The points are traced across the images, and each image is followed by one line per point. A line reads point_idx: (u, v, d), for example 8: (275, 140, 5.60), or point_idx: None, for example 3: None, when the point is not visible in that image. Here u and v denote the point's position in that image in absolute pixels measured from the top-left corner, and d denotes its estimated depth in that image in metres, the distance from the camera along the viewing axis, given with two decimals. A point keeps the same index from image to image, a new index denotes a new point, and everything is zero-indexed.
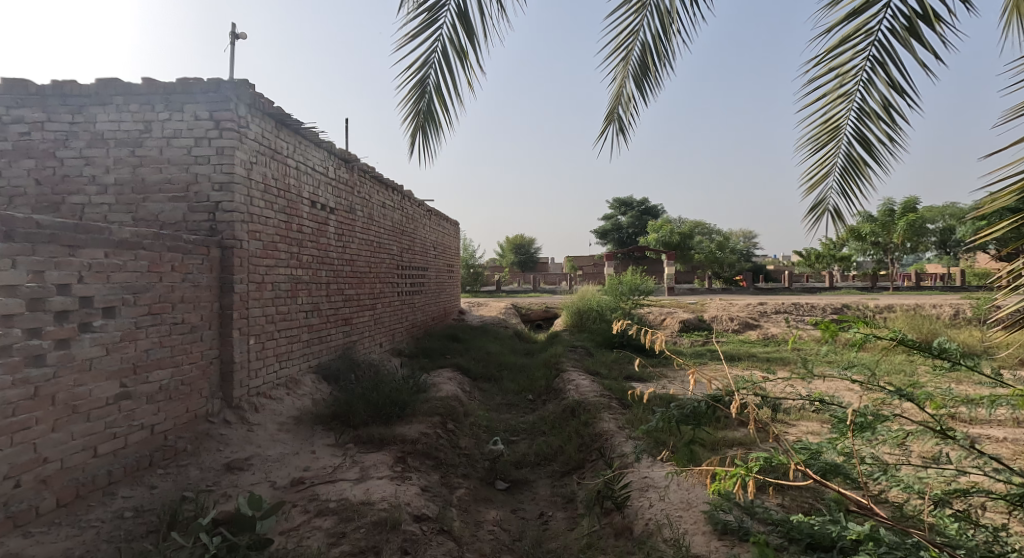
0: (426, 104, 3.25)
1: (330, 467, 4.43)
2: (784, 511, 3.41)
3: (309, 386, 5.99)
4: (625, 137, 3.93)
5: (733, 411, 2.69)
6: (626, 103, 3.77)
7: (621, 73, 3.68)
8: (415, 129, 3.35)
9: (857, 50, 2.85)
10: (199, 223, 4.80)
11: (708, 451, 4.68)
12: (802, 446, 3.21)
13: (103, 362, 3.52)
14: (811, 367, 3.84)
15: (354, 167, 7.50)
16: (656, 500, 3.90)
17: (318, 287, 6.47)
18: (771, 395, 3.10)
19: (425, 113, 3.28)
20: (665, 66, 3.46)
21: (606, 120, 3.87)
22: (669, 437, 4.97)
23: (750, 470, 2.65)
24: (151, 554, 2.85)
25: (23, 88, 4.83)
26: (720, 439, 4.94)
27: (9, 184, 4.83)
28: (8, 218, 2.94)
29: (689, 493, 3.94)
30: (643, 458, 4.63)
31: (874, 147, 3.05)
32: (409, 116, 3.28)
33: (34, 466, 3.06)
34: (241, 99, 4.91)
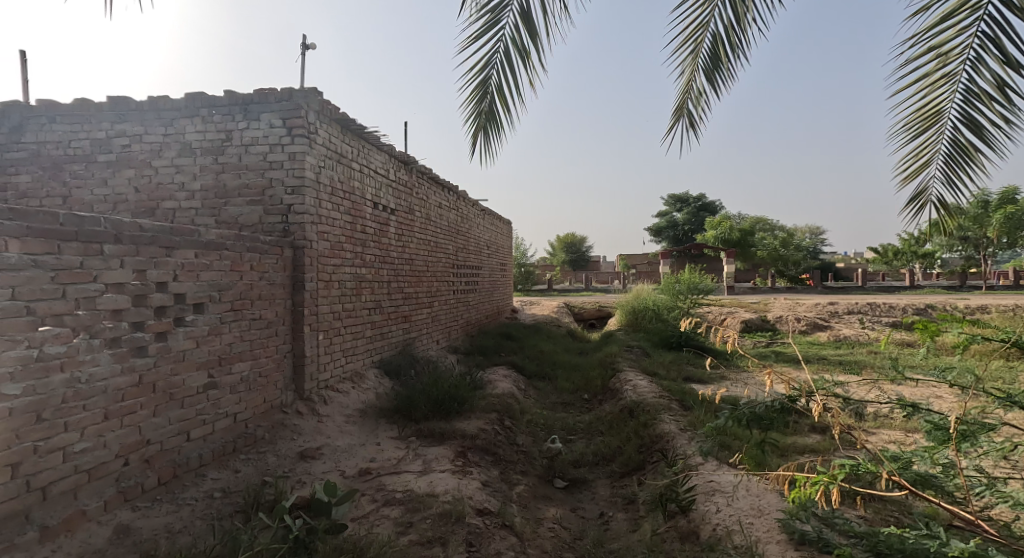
0: (489, 105, 3.32)
1: (394, 459, 4.60)
2: (867, 524, 3.25)
3: (373, 381, 6.24)
4: (695, 131, 3.84)
5: (815, 416, 2.57)
6: (696, 97, 3.70)
7: (691, 67, 3.61)
8: (477, 129, 3.42)
9: (962, 27, 2.68)
10: (274, 225, 5.11)
11: (777, 457, 4.50)
12: (892, 455, 3.04)
13: (194, 354, 3.81)
14: (901, 369, 3.61)
15: (413, 169, 7.73)
16: (723, 505, 3.81)
17: (380, 286, 6.72)
18: (853, 398, 2.94)
19: (487, 114, 3.35)
20: (738, 57, 3.37)
21: (675, 114, 3.79)
22: (735, 441, 4.83)
23: (835, 478, 2.53)
24: (241, 532, 3.07)
25: (124, 105, 5.28)
26: (791, 445, 4.75)
27: (111, 192, 5.29)
28: (119, 222, 3.23)
29: (758, 500, 3.81)
30: (709, 462, 4.51)
31: (985, 130, 2.85)
32: (472, 116, 3.35)
33: (139, 447, 3.34)
34: (312, 106, 5.18)
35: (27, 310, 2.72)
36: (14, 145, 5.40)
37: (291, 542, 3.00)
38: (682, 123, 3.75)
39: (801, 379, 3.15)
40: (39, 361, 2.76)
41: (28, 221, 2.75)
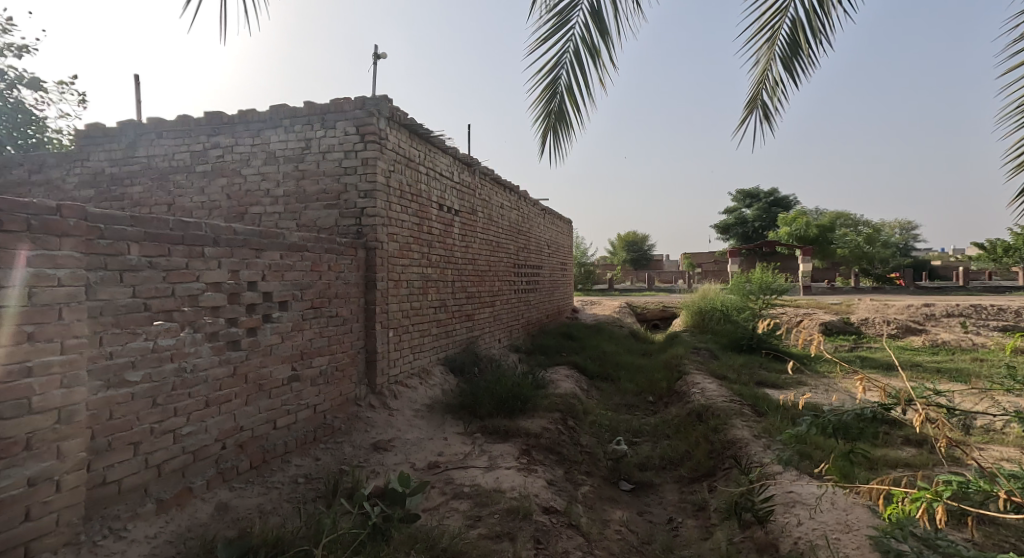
0: (558, 105, 3.36)
1: (461, 454, 4.74)
2: (975, 548, 3.02)
3: (438, 377, 6.43)
4: (770, 123, 3.71)
5: (917, 428, 2.43)
6: (771, 86, 3.57)
7: (766, 56, 3.49)
8: (546, 130, 3.47)
9: None
10: (348, 228, 5.38)
11: (865, 470, 4.25)
12: (1008, 474, 2.80)
13: (280, 348, 4.10)
14: (1016, 379, 3.31)
15: (476, 170, 7.89)
16: (805, 518, 3.66)
17: (445, 286, 6.91)
18: (958, 409, 2.74)
19: (556, 114, 3.39)
20: (820, 42, 3.23)
21: (749, 105, 3.68)
22: (817, 452, 4.61)
23: (940, 496, 2.38)
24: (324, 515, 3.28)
25: (217, 119, 5.73)
26: (883, 458, 4.47)
27: (206, 198, 5.76)
28: (216, 227, 3.52)
29: (843, 515, 3.63)
30: (788, 473, 4.33)
31: None
32: (541, 117, 3.41)
33: (234, 432, 3.64)
34: (383, 113, 5.42)
35: (144, 306, 3.02)
36: (126, 159, 5.99)
37: (370, 528, 3.18)
38: (756, 115, 3.63)
39: (898, 387, 2.98)
40: (154, 352, 3.07)
41: (145, 226, 3.04)
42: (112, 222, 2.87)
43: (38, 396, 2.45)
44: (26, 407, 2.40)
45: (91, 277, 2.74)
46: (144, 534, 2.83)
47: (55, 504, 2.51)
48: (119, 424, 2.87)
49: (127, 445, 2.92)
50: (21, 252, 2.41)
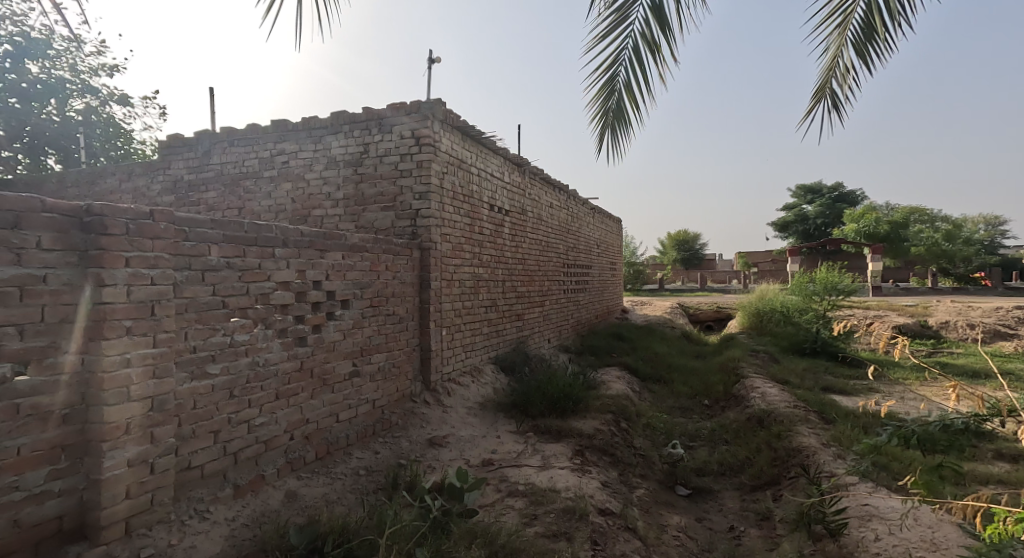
0: (616, 102, 3.34)
1: (514, 452, 4.78)
2: None
3: (490, 375, 6.51)
4: (840, 112, 3.55)
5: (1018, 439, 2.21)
6: (841, 74, 3.42)
7: (837, 42, 3.35)
8: (603, 127, 3.46)
9: None
10: (404, 228, 5.53)
11: (953, 486, 3.98)
12: None
13: (342, 345, 4.27)
14: None
15: (526, 170, 7.92)
16: (883, 533, 3.48)
17: (496, 285, 6.98)
18: None
19: (614, 111, 3.38)
20: (898, 25, 3.07)
21: (817, 95, 3.54)
22: (895, 464, 4.37)
23: None
24: (386, 506, 3.40)
25: (283, 126, 6.01)
26: (972, 474, 4.18)
27: (272, 202, 6.06)
28: (285, 229, 3.71)
29: (929, 533, 3.42)
30: (863, 486, 4.12)
31: None
32: (599, 115, 3.40)
33: (301, 424, 3.82)
34: (437, 116, 5.53)
35: (223, 304, 3.22)
36: (200, 166, 6.39)
37: (431, 522, 3.27)
38: (824, 104, 3.49)
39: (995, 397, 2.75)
40: (231, 346, 3.27)
41: (223, 229, 3.23)
42: (195, 225, 3.08)
43: (135, 386, 2.66)
44: (126, 395, 2.62)
45: (178, 276, 2.94)
46: (224, 517, 3.02)
47: (150, 485, 2.73)
48: (201, 413, 3.07)
49: (208, 434, 3.12)
50: (119, 253, 2.62)
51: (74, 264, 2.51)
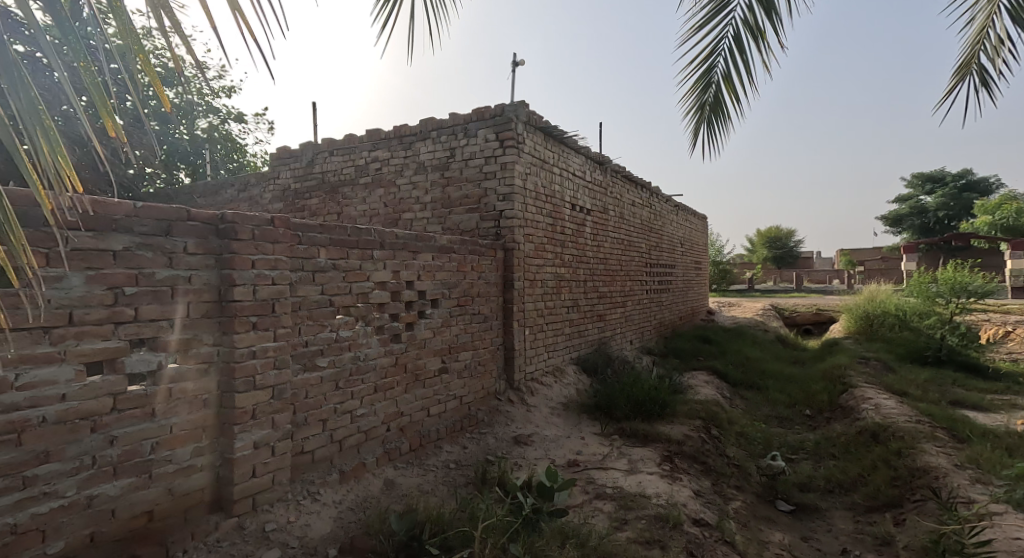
0: (713, 94, 3.23)
1: (600, 455, 4.75)
2: None
3: (572, 376, 6.51)
4: (990, 89, 3.22)
5: None
6: (992, 46, 3.10)
7: (986, 12, 3.04)
8: (699, 122, 3.37)
9: None
10: (488, 230, 5.66)
11: None
12: None
13: (432, 342, 4.44)
14: None
15: (608, 169, 7.83)
16: None
17: (578, 285, 6.95)
18: None
19: (711, 104, 3.27)
20: None
21: (960, 72, 3.23)
22: None
23: None
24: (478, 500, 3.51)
25: (377, 135, 6.35)
26: None
27: (366, 207, 6.41)
28: (383, 232, 3.93)
29: None
30: (1007, 515, 3.69)
31: None
32: (694, 109, 3.31)
33: (396, 417, 4.02)
34: (520, 118, 5.62)
35: (330, 302, 3.47)
36: (303, 175, 6.89)
37: (522, 519, 3.33)
38: (969, 81, 3.18)
39: None
40: (337, 342, 3.52)
41: (330, 233, 3.48)
42: (307, 230, 3.34)
43: (259, 375, 2.93)
44: (252, 383, 2.89)
45: (293, 277, 3.21)
46: (331, 499, 3.25)
47: (271, 466, 2.99)
48: (312, 403, 3.33)
49: (318, 422, 3.37)
50: (247, 257, 2.89)
51: (212, 266, 2.81)
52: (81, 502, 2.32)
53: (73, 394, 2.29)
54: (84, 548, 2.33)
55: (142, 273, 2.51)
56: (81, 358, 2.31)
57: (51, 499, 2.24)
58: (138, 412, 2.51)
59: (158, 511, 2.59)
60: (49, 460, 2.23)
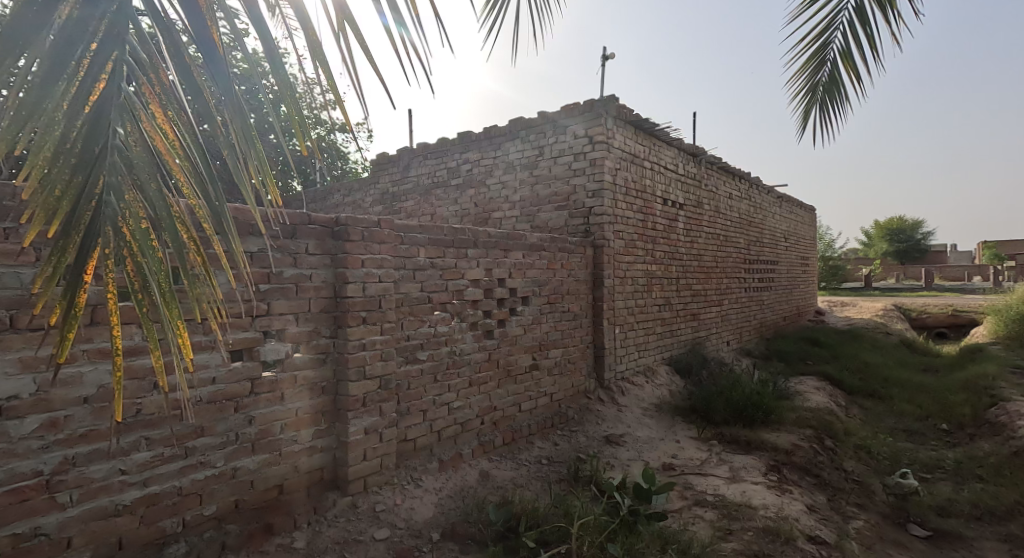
0: (828, 73, 3.03)
1: (698, 460, 4.59)
2: None
3: (665, 377, 6.34)
4: None
5: None
6: None
7: None
8: (811, 103, 3.17)
9: None
10: (578, 227, 5.64)
11: None
12: None
13: (523, 339, 4.51)
14: None
15: (702, 161, 7.53)
16: None
17: (670, 283, 6.75)
18: None
19: (826, 84, 3.07)
20: None
21: None
22: None
23: None
24: (573, 497, 3.52)
25: (468, 137, 6.53)
26: None
27: (457, 207, 6.63)
28: (476, 231, 4.05)
29: None
30: None
31: None
32: (805, 90, 3.13)
33: (490, 411, 4.14)
34: (610, 113, 5.55)
35: (428, 299, 3.63)
36: (399, 179, 7.25)
37: (619, 521, 3.30)
38: None
39: None
40: (435, 337, 3.68)
41: (428, 233, 3.65)
42: (408, 231, 3.52)
43: (368, 366, 3.14)
44: (363, 373, 3.11)
45: (397, 275, 3.40)
46: (432, 486, 3.42)
47: (380, 451, 3.20)
48: (414, 393, 3.51)
49: (419, 412, 3.55)
50: (357, 256, 3.10)
51: (329, 265, 3.04)
52: (228, 472, 2.62)
53: (221, 377, 2.59)
54: (230, 513, 2.63)
55: (273, 272, 2.78)
56: (226, 346, 2.60)
57: (205, 468, 2.54)
58: (270, 396, 2.79)
59: (287, 485, 2.86)
60: (204, 434, 2.54)
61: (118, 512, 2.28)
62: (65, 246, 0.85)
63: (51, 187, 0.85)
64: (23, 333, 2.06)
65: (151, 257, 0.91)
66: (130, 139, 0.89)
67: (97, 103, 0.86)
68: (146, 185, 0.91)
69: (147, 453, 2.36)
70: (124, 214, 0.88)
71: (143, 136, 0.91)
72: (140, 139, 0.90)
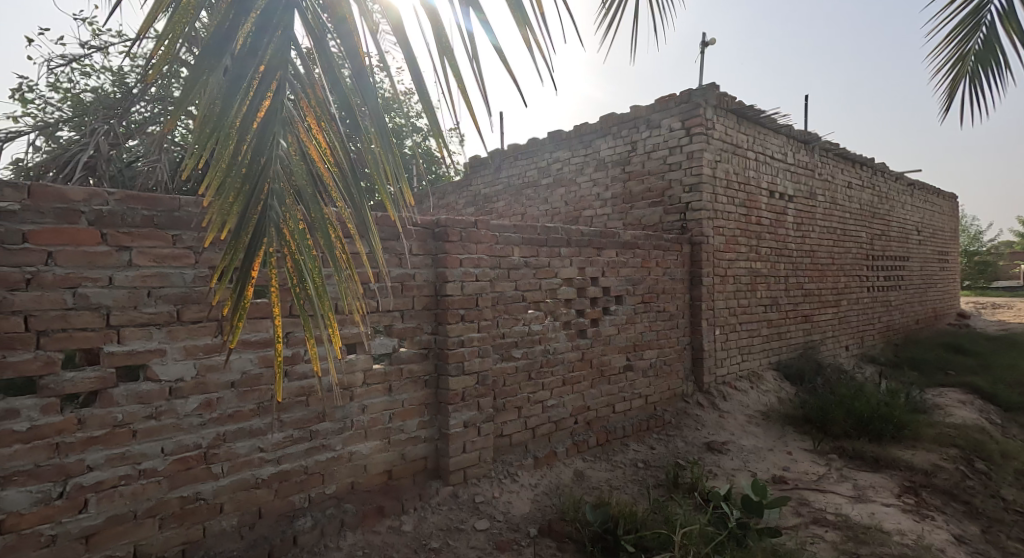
0: (981, 39, 2.83)
1: (814, 475, 4.26)
2: None
3: (772, 383, 5.98)
4: None
5: None
6: None
7: None
8: (962, 74, 2.96)
9: None
10: (674, 223, 5.46)
11: None
12: None
13: (616, 339, 4.44)
14: None
15: (815, 148, 6.99)
16: None
17: (777, 281, 6.35)
18: None
19: (979, 51, 2.86)
20: None
21: None
22: None
23: None
24: (675, 505, 3.40)
25: (558, 135, 6.54)
26: None
27: (548, 207, 6.66)
28: (569, 230, 4.05)
29: None
30: None
31: None
32: (953, 59, 2.94)
33: (583, 411, 4.13)
34: (709, 102, 5.31)
35: (522, 298, 3.69)
36: (491, 180, 7.39)
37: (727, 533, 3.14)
38: None
39: None
40: (529, 335, 3.73)
41: (522, 233, 3.71)
42: (504, 231, 3.60)
43: (467, 361, 3.25)
44: (462, 368, 3.22)
45: (493, 274, 3.48)
46: (528, 482, 3.47)
47: (478, 444, 3.31)
48: (509, 390, 3.58)
49: (514, 408, 3.62)
50: (456, 256, 3.23)
51: (430, 264, 3.19)
52: (345, 456, 2.83)
53: (338, 367, 2.80)
54: (347, 494, 2.84)
55: (382, 272, 2.96)
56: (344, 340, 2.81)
57: (327, 450, 2.76)
58: (380, 387, 2.98)
59: (394, 471, 3.04)
60: (326, 420, 2.76)
61: (258, 485, 2.54)
62: (242, 241, 1.09)
63: (229, 193, 1.09)
64: (186, 324, 2.35)
65: (306, 256, 1.14)
66: (292, 150, 1.16)
67: (268, 121, 1.14)
68: (302, 189, 1.16)
69: (280, 434, 2.60)
70: (286, 214, 1.13)
71: (301, 146, 1.18)
72: (299, 149, 1.17)
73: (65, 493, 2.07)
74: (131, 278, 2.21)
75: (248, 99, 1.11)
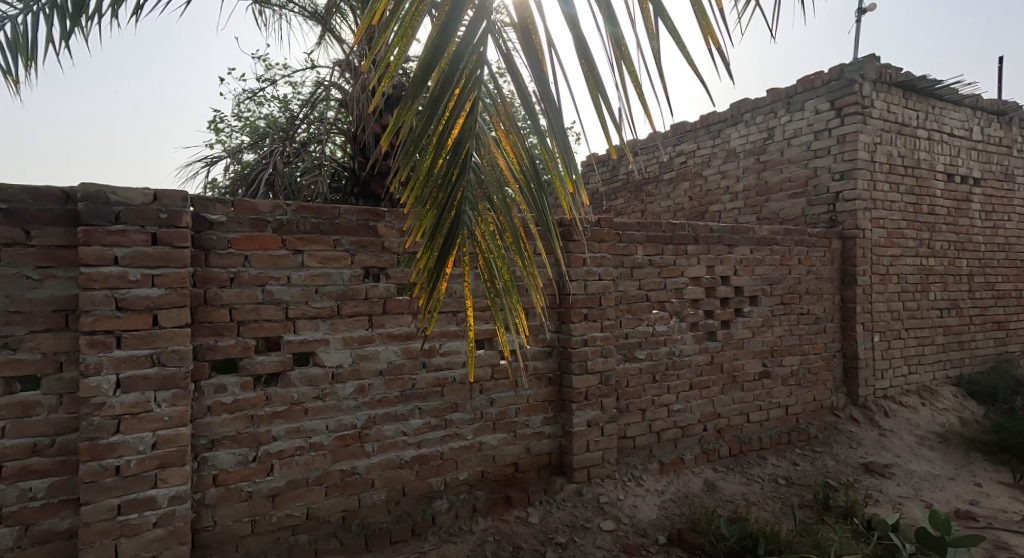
0: None
1: (1013, 513, 3.60)
2: None
3: (950, 400, 5.24)
4: None
5: None
6: None
7: None
8: None
9: None
10: (820, 216, 4.99)
11: None
12: None
13: (750, 342, 4.17)
14: None
15: (1010, 121, 5.98)
16: None
17: (956, 281, 5.53)
18: None
19: None
20: None
21: None
22: None
23: None
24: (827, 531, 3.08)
25: (682, 127, 6.29)
26: None
27: (671, 203, 6.44)
28: (697, 226, 3.89)
29: None
30: None
31: None
32: None
33: (713, 418, 3.93)
34: (866, 78, 4.79)
35: (647, 297, 3.61)
36: (610, 178, 7.30)
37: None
38: None
39: None
40: (654, 336, 3.64)
41: (647, 230, 3.63)
42: (629, 230, 3.55)
43: (591, 360, 3.24)
44: (585, 367, 3.22)
45: (615, 273, 3.45)
46: (654, 487, 3.38)
47: (601, 444, 3.29)
48: (634, 391, 3.52)
49: (638, 410, 3.55)
50: (580, 255, 3.24)
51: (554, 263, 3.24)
52: (475, 446, 2.97)
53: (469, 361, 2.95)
54: (478, 481, 2.98)
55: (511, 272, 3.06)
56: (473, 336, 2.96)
57: (459, 438, 2.92)
58: (508, 382, 3.08)
59: (521, 464, 3.12)
60: (458, 410, 2.92)
61: (402, 465, 2.75)
62: (439, 245, 1.28)
63: (428, 202, 1.27)
64: (344, 317, 2.62)
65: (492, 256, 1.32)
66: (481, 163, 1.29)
67: (461, 137, 1.27)
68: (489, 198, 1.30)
69: (420, 421, 2.80)
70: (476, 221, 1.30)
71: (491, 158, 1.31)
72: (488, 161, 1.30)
73: (257, 458, 2.41)
74: (303, 277, 2.51)
75: (446, 120, 1.23)
